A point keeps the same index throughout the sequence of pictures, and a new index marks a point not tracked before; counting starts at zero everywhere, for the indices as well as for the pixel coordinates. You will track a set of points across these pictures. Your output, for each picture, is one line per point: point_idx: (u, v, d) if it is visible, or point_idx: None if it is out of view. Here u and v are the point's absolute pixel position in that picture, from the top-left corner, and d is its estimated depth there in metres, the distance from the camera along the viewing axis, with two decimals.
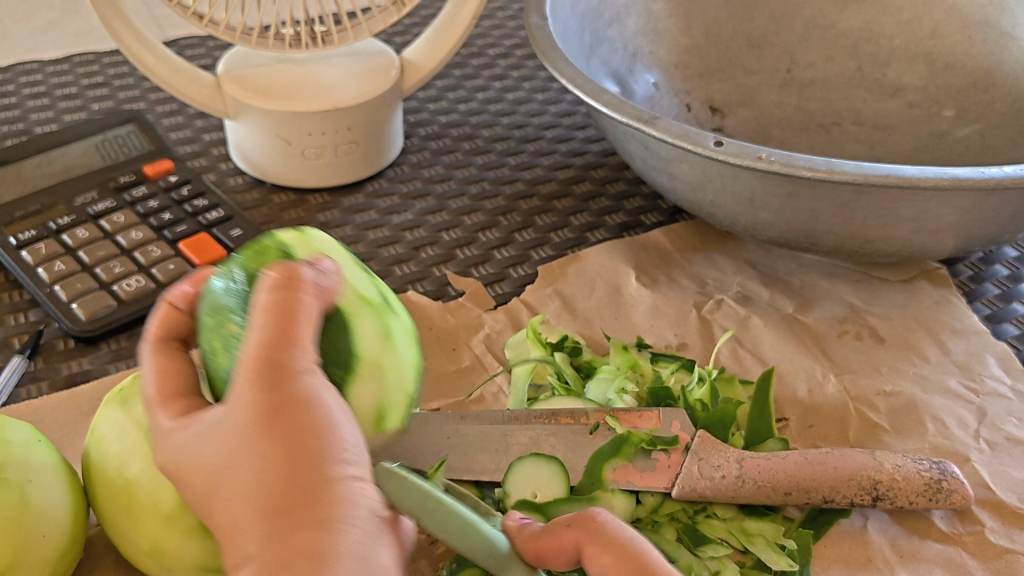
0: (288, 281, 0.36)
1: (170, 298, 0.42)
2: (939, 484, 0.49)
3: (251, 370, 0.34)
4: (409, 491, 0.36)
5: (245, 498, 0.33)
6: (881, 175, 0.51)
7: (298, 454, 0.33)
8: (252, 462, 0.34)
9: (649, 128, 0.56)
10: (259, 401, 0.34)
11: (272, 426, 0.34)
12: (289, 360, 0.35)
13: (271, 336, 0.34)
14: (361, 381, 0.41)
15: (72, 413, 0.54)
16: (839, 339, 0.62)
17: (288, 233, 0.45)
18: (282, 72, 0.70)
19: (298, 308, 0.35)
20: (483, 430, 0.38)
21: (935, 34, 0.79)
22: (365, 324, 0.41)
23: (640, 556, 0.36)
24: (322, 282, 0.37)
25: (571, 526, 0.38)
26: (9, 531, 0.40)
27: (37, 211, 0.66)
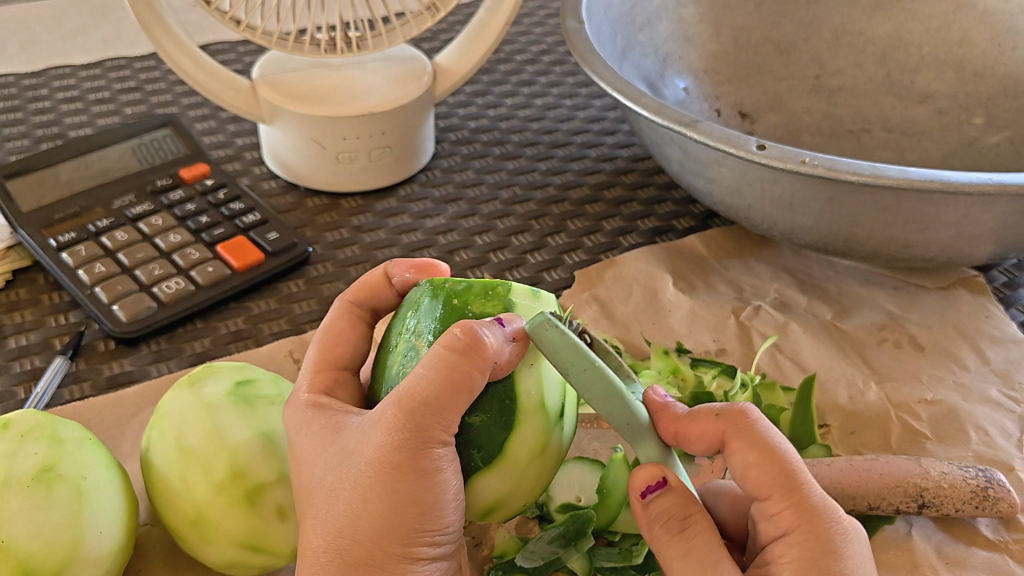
0: (471, 350, 0.35)
1: (388, 269, 0.46)
2: (985, 491, 0.50)
3: (388, 424, 0.36)
4: (564, 347, 0.35)
5: (339, 529, 0.37)
6: (925, 179, 0.51)
7: (398, 514, 0.36)
8: (356, 500, 0.36)
9: (689, 132, 0.56)
10: (399, 449, 0.36)
11: (397, 479, 0.36)
12: (438, 425, 0.36)
13: (436, 398, 0.35)
14: (489, 477, 0.39)
15: (118, 412, 0.54)
16: (878, 347, 0.62)
17: (527, 291, 0.41)
18: (318, 77, 0.71)
19: (466, 382, 0.35)
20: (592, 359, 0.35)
21: (964, 41, 0.79)
22: (526, 431, 0.38)
23: (785, 462, 0.37)
24: (501, 353, 0.36)
25: (720, 417, 0.38)
26: (69, 525, 0.41)
27: (76, 213, 0.66)
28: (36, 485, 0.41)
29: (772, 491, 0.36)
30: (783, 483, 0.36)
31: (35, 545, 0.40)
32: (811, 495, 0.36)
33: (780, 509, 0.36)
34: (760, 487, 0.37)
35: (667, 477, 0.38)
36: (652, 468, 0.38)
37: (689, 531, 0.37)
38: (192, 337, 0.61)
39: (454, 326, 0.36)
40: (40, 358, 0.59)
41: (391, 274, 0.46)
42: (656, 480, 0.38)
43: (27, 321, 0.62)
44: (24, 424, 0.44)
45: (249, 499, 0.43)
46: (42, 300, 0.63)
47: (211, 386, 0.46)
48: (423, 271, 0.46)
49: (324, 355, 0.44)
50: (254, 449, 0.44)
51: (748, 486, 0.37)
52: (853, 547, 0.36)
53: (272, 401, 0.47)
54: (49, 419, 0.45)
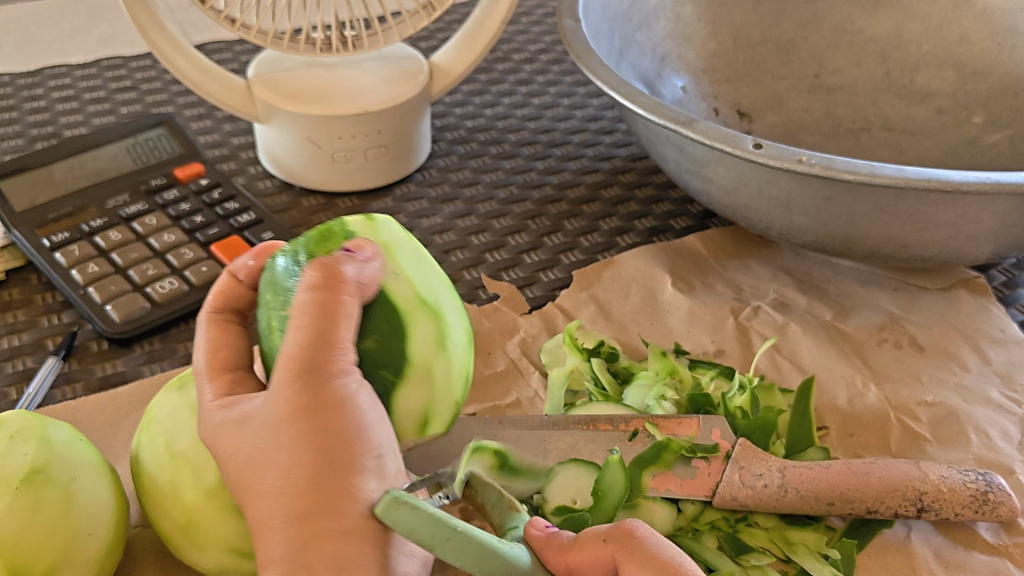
0: (326, 278, 0.38)
1: (233, 270, 0.45)
2: (986, 495, 0.49)
3: (290, 370, 0.37)
4: (420, 521, 0.32)
5: (285, 486, 0.36)
6: (922, 179, 0.51)
7: (328, 449, 0.37)
8: (290, 458, 0.37)
9: (686, 131, 0.56)
10: (300, 391, 0.37)
11: (314, 415, 0.37)
12: (330, 354, 0.38)
13: (316, 332, 0.37)
14: (410, 387, 0.42)
15: (110, 413, 0.54)
16: (878, 348, 0.62)
17: (360, 219, 0.43)
18: (312, 77, 0.70)
19: (337, 306, 0.38)
20: (456, 524, 0.32)
21: (964, 40, 0.79)
22: (420, 324, 0.42)
23: (679, 567, 0.37)
24: (362, 276, 0.39)
25: (607, 540, 0.38)
26: (56, 529, 0.41)
27: (70, 212, 0.66)
28: (25, 488, 0.41)
29: None
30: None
31: (23, 549, 0.40)
32: None
33: None
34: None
35: None
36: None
37: None
38: (185, 338, 0.61)
39: (308, 266, 0.39)
40: (32, 359, 0.58)
41: (237, 271, 0.45)
42: None
43: (19, 322, 0.61)
44: (13, 426, 0.43)
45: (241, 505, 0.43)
46: (35, 300, 0.63)
47: (197, 389, 0.46)
48: (268, 255, 0.46)
49: (215, 359, 0.42)
50: None
51: None
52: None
53: None
54: (39, 420, 0.44)
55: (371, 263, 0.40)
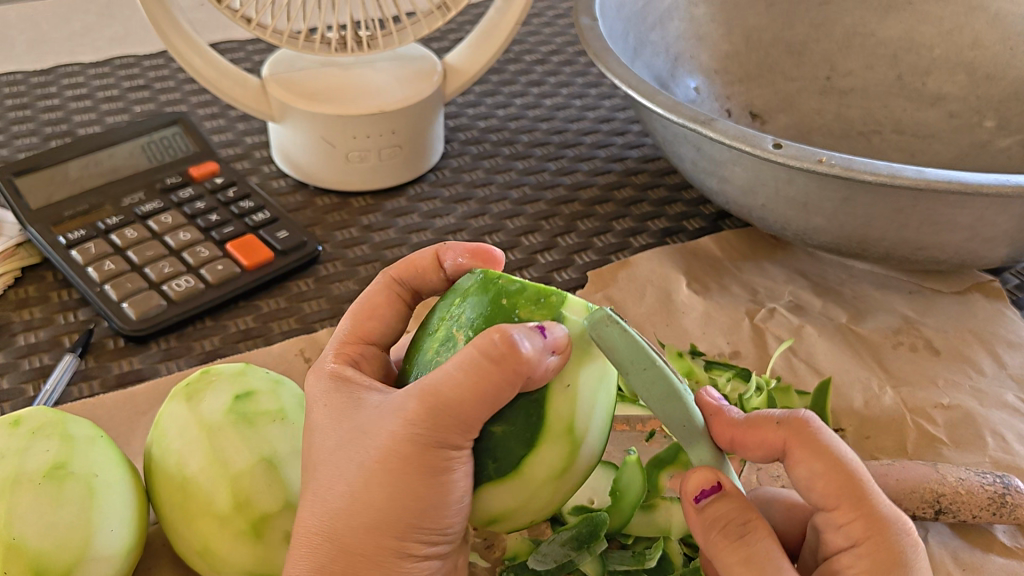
0: (503, 362, 0.34)
1: (440, 252, 0.46)
2: (1003, 498, 0.50)
3: (409, 414, 0.35)
4: (621, 344, 0.34)
5: (340, 512, 0.37)
6: (941, 180, 0.51)
7: (395, 506, 0.36)
8: (358, 487, 0.36)
9: (705, 130, 0.56)
10: (410, 441, 0.35)
11: (408, 472, 0.36)
12: (457, 426, 0.35)
13: (458, 403, 0.34)
14: (500, 488, 0.38)
15: (128, 410, 0.54)
16: (894, 350, 0.62)
17: (581, 305, 0.39)
18: (329, 76, 0.70)
19: (493, 389, 0.34)
20: (653, 360, 0.35)
21: (975, 43, 0.79)
22: (549, 455, 0.37)
23: (852, 471, 0.36)
24: (537, 371, 0.35)
25: (781, 425, 0.37)
26: (79, 523, 0.41)
27: (86, 210, 0.66)
28: (47, 482, 0.41)
29: (840, 501, 0.36)
30: (850, 495, 0.36)
31: (44, 544, 0.40)
32: (880, 506, 0.36)
33: (849, 520, 0.36)
34: (827, 499, 0.36)
35: (722, 482, 0.37)
36: (705, 471, 0.37)
37: (750, 539, 0.36)
38: (201, 335, 0.61)
39: (496, 327, 0.35)
40: (49, 356, 0.59)
41: (442, 257, 0.46)
42: (711, 486, 0.37)
43: (36, 319, 0.61)
44: (34, 422, 0.44)
45: (255, 529, 0.43)
46: (51, 297, 0.63)
47: (211, 403, 0.45)
48: (476, 256, 0.45)
49: (359, 327, 0.44)
50: (257, 478, 0.43)
51: (813, 495, 0.37)
52: (922, 564, 0.36)
53: (274, 418, 0.46)
54: (60, 416, 0.45)
55: (554, 360, 0.35)
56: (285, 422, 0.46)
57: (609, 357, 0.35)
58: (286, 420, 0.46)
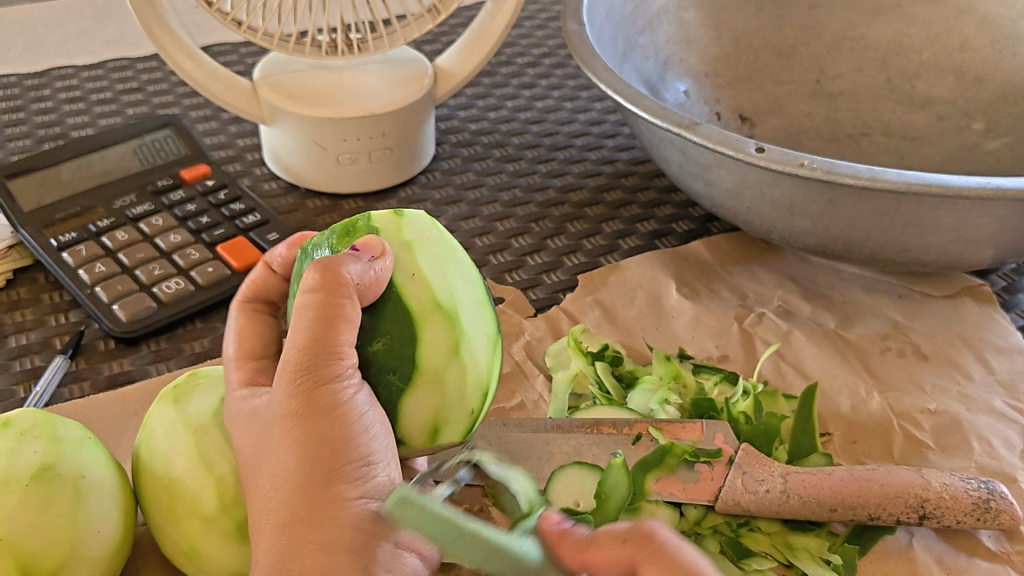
0: (328, 284, 0.39)
1: (268, 261, 0.50)
2: (987, 504, 0.50)
3: (289, 373, 0.39)
4: (429, 521, 0.30)
5: (277, 490, 0.39)
6: (923, 183, 0.51)
7: (319, 459, 0.39)
8: (281, 459, 0.39)
9: (689, 134, 0.57)
10: (297, 397, 0.39)
11: (308, 419, 0.39)
12: (325, 357, 0.39)
13: (312, 338, 0.39)
14: (418, 394, 0.42)
15: (119, 412, 0.55)
16: (882, 355, 0.63)
17: (387, 215, 0.44)
18: (319, 78, 0.71)
19: (338, 312, 0.39)
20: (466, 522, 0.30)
21: (963, 47, 0.79)
22: (435, 333, 0.41)
23: None
24: (366, 278, 0.40)
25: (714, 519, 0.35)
26: (65, 525, 0.41)
27: (77, 213, 0.67)
28: (35, 483, 0.41)
29: None
30: None
31: (32, 544, 0.40)
32: None
33: None
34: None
35: None
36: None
37: None
38: (192, 337, 0.62)
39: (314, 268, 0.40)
40: (40, 357, 0.59)
41: (272, 263, 0.50)
42: None
43: (27, 321, 0.62)
44: (22, 423, 0.44)
45: (242, 530, 0.43)
46: (43, 299, 0.64)
47: (198, 405, 0.46)
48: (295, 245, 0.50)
49: (242, 347, 0.47)
50: None
51: None
52: None
53: None
54: (49, 417, 0.45)
55: (380, 265, 0.40)
56: None
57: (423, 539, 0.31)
58: None
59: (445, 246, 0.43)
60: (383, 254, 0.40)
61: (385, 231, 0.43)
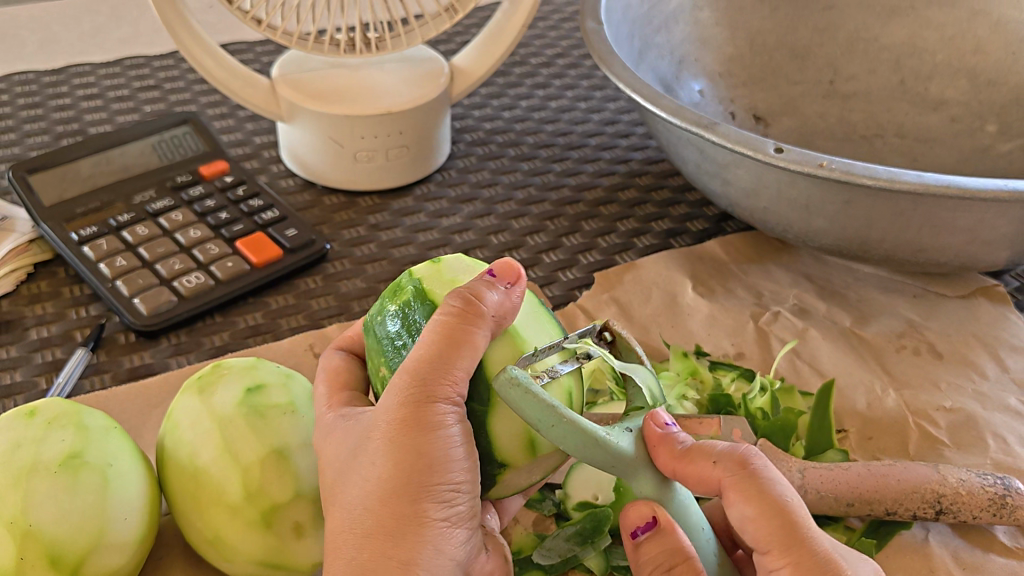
0: (464, 311, 0.37)
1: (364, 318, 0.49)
2: (1004, 499, 0.50)
3: (398, 387, 0.37)
4: (529, 407, 0.33)
5: (367, 501, 0.37)
6: (942, 185, 0.52)
7: (411, 479, 0.36)
8: (375, 470, 0.37)
9: (708, 134, 0.57)
10: (399, 411, 0.36)
11: (405, 437, 0.36)
12: (440, 381, 0.36)
13: (434, 357, 0.36)
14: (502, 413, 0.38)
15: (141, 403, 0.55)
16: (897, 353, 0.63)
17: (427, 266, 0.43)
18: (337, 78, 0.71)
19: (464, 338, 0.36)
20: (565, 410, 0.33)
21: (978, 49, 0.80)
22: (501, 349, 0.39)
23: (785, 512, 0.35)
24: (498, 306, 0.38)
25: (720, 464, 0.36)
26: (93, 512, 0.42)
27: (97, 208, 0.67)
28: (63, 471, 0.42)
29: (771, 546, 0.35)
30: (781, 541, 0.35)
31: (60, 531, 0.41)
32: (815, 546, 0.35)
33: (780, 565, 0.35)
34: (758, 541, 0.36)
35: (657, 517, 0.37)
36: (642, 507, 0.37)
37: None
38: (211, 331, 0.62)
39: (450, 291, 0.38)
40: (61, 349, 0.60)
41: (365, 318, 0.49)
42: (645, 521, 0.37)
43: (48, 313, 0.62)
44: (50, 412, 0.45)
45: (265, 519, 0.44)
46: (63, 292, 0.64)
47: (222, 395, 0.46)
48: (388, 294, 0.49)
49: (332, 382, 0.45)
50: (268, 469, 0.44)
51: (748, 536, 0.36)
52: None
53: (284, 411, 0.46)
54: (75, 407, 0.46)
55: (514, 291, 0.39)
56: (296, 415, 0.47)
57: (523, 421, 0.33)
58: (296, 412, 0.47)
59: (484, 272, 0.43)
60: (519, 280, 0.39)
61: (419, 275, 0.43)
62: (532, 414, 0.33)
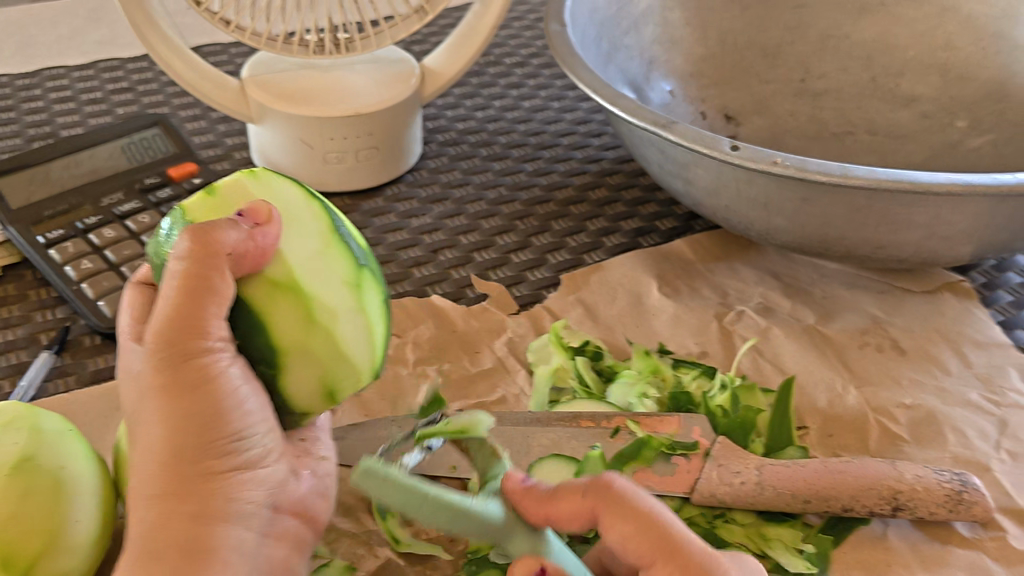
0: (199, 255, 0.34)
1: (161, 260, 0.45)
2: (960, 495, 0.50)
3: (156, 347, 0.35)
4: (389, 487, 0.37)
5: (153, 456, 0.34)
6: (894, 180, 0.52)
7: (189, 431, 0.34)
8: (151, 432, 0.35)
9: (665, 133, 0.57)
10: (162, 371, 0.34)
11: (172, 397, 0.34)
12: (193, 333, 0.34)
13: (175, 314, 0.34)
14: (295, 370, 0.38)
15: (104, 406, 0.55)
16: (860, 351, 0.63)
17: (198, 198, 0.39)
18: (306, 78, 0.71)
19: (207, 288, 0.34)
20: (421, 488, 0.36)
21: (948, 46, 0.80)
22: (284, 308, 0.37)
23: (657, 522, 0.37)
24: (248, 242, 0.35)
25: (586, 493, 0.38)
26: (45, 514, 0.42)
27: (65, 210, 0.67)
28: (16, 474, 0.42)
29: (654, 557, 0.36)
30: (662, 549, 0.36)
31: (12, 534, 0.40)
32: (692, 550, 0.36)
33: (665, 574, 0.36)
34: (642, 555, 0.37)
35: (546, 565, 0.37)
36: (528, 560, 0.37)
37: None
38: None
39: (183, 232, 0.36)
40: (26, 353, 0.60)
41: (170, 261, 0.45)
42: (536, 571, 0.37)
43: (14, 316, 0.62)
44: (4, 415, 0.44)
45: None
46: (30, 296, 0.64)
47: None
48: None
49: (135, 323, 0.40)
50: None
51: (631, 557, 0.37)
52: None
53: None
54: (31, 410, 0.45)
55: (264, 233, 0.36)
56: None
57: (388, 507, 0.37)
58: None
59: (274, 201, 0.39)
60: (269, 221, 0.36)
61: (191, 215, 0.38)
62: (396, 493, 0.36)
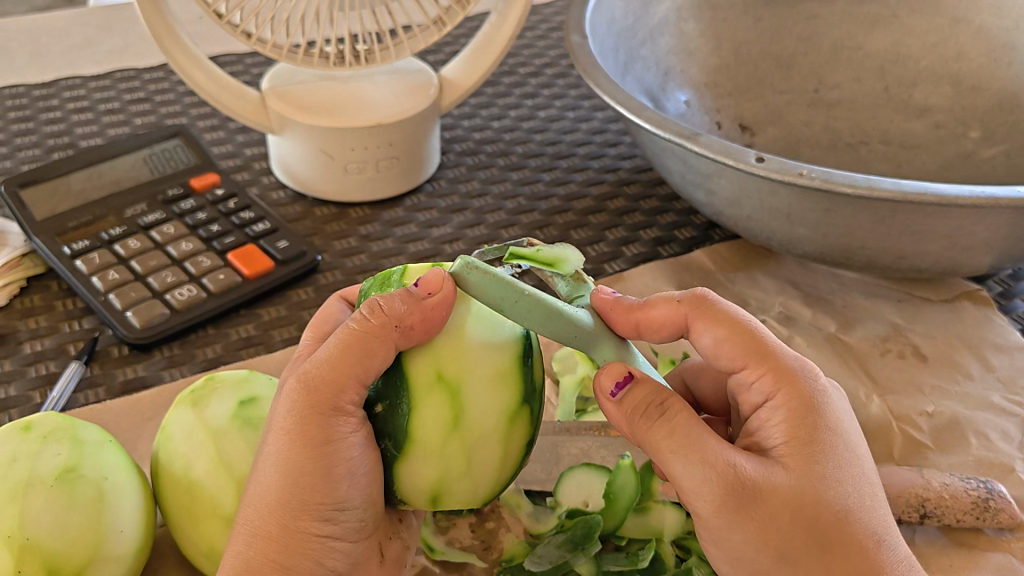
0: (371, 327, 0.38)
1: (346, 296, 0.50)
2: (986, 503, 0.51)
3: (298, 398, 0.39)
4: (488, 283, 0.36)
5: (265, 499, 0.39)
6: (918, 192, 0.53)
7: (298, 483, 0.39)
8: (269, 474, 0.39)
9: (690, 145, 0.58)
10: (297, 420, 0.39)
11: (296, 447, 0.39)
12: (333, 394, 0.38)
13: (327, 370, 0.38)
14: (414, 463, 0.40)
15: (136, 417, 0.56)
16: (881, 359, 0.64)
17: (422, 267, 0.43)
18: (326, 90, 0.72)
19: (366, 355, 0.38)
20: (522, 288, 0.36)
21: (961, 57, 0.81)
22: (433, 407, 0.38)
23: (752, 331, 0.42)
24: (412, 322, 0.38)
25: (683, 301, 0.43)
26: (90, 524, 0.42)
27: (89, 221, 0.67)
28: (59, 485, 0.42)
29: (747, 358, 0.41)
30: (756, 352, 0.41)
31: (57, 545, 0.41)
32: (784, 358, 0.41)
33: (759, 374, 0.41)
34: (732, 360, 0.42)
35: (634, 372, 0.40)
36: (616, 364, 0.40)
37: (669, 416, 0.39)
38: (204, 343, 0.63)
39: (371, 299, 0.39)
40: (55, 363, 0.60)
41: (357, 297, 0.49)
42: (623, 375, 0.40)
43: (42, 327, 0.63)
44: (44, 427, 0.45)
45: None
46: (56, 306, 0.64)
47: (215, 409, 0.47)
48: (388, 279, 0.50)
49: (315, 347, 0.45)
50: None
51: (723, 362, 0.42)
52: (832, 407, 0.40)
53: None
54: (68, 421, 0.46)
55: (432, 303, 0.38)
56: None
57: (483, 301, 0.36)
58: None
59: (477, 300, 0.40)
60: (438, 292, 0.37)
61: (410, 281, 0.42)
62: (493, 293, 0.36)
